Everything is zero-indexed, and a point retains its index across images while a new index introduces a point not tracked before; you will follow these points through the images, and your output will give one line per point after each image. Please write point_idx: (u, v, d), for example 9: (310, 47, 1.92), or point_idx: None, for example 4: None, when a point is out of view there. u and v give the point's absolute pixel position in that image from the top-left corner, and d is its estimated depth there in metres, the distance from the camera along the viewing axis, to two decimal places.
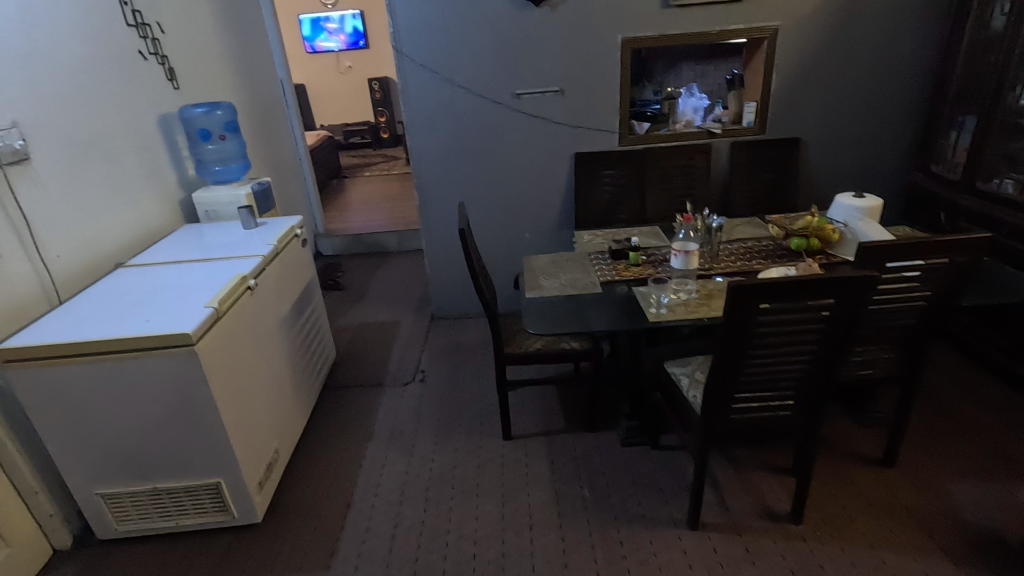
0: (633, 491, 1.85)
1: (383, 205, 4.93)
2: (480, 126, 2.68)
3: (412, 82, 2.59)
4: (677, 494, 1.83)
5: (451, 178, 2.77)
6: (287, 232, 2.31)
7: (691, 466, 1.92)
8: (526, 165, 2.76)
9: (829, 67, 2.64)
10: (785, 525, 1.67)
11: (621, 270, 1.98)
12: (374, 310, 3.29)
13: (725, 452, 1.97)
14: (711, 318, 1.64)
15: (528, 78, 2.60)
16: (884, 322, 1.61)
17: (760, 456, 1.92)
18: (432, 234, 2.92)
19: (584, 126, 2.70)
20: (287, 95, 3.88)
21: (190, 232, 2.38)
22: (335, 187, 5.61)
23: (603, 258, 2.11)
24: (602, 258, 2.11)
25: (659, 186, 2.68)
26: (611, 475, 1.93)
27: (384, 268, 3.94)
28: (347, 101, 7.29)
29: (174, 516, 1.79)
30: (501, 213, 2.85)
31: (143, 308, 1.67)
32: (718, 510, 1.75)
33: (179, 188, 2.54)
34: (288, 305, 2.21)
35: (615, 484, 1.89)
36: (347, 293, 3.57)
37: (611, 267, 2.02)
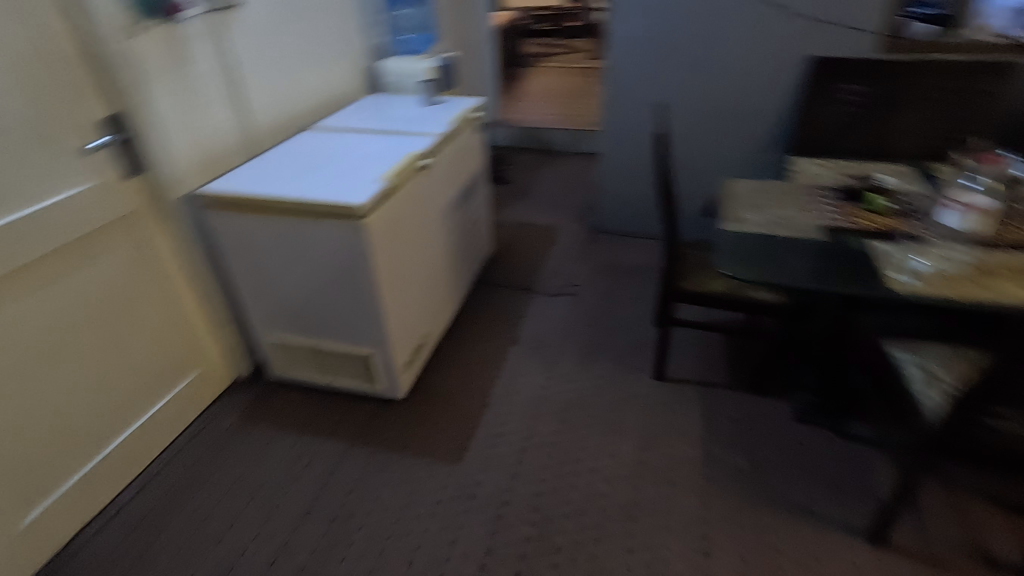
0: (801, 478, 1.58)
1: (559, 100, 4.62)
2: (697, 12, 2.22)
3: None
4: (859, 497, 1.51)
5: (648, 73, 2.39)
6: (464, 115, 2.17)
7: (883, 469, 1.58)
8: (744, 67, 2.27)
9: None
10: None
11: (854, 216, 1.55)
12: (533, 211, 3.15)
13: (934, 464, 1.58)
14: (987, 303, 1.20)
15: None
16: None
17: (986, 483, 1.51)
18: (612, 137, 2.60)
19: (835, 22, 2.11)
20: None
21: (373, 102, 2.35)
22: (513, 75, 5.38)
23: (830, 196, 1.68)
24: (829, 197, 1.67)
25: (922, 113, 2.05)
26: (776, 452, 1.65)
27: (550, 168, 3.73)
28: None
29: (330, 375, 1.90)
30: (698, 123, 2.43)
31: (322, 172, 1.66)
32: (912, 532, 1.42)
33: (368, 55, 2.49)
34: (455, 192, 2.12)
35: (779, 463, 1.62)
36: (509, 188, 3.46)
37: (840, 210, 1.59)
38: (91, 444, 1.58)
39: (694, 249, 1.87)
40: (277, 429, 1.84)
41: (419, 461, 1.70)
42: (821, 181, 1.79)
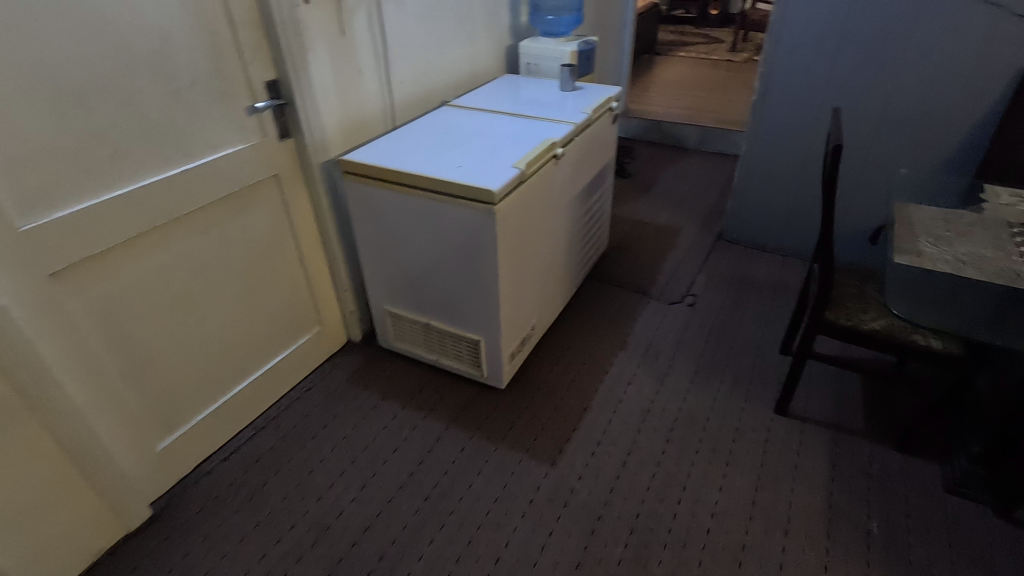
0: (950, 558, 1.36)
1: (693, 92, 4.35)
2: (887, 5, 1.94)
3: None
4: None
5: (814, 71, 2.15)
6: (602, 103, 2.07)
7: None
8: (935, 73, 1.97)
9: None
10: None
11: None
12: (655, 209, 2.99)
13: None
14: None
15: None
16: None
17: None
18: (757, 140, 2.39)
19: None
20: None
21: (509, 83, 2.31)
22: (645, 62, 5.14)
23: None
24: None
25: None
26: (919, 522, 1.43)
27: (676, 164, 3.53)
28: None
29: (436, 352, 1.91)
30: (865, 132, 2.16)
31: (458, 152, 1.65)
32: None
33: (510, 33, 2.45)
34: (583, 184, 2.04)
35: (922, 535, 1.41)
36: (631, 182, 3.31)
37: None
38: (224, 384, 1.70)
39: (847, 276, 1.66)
40: (382, 396, 1.90)
41: (515, 454, 1.67)
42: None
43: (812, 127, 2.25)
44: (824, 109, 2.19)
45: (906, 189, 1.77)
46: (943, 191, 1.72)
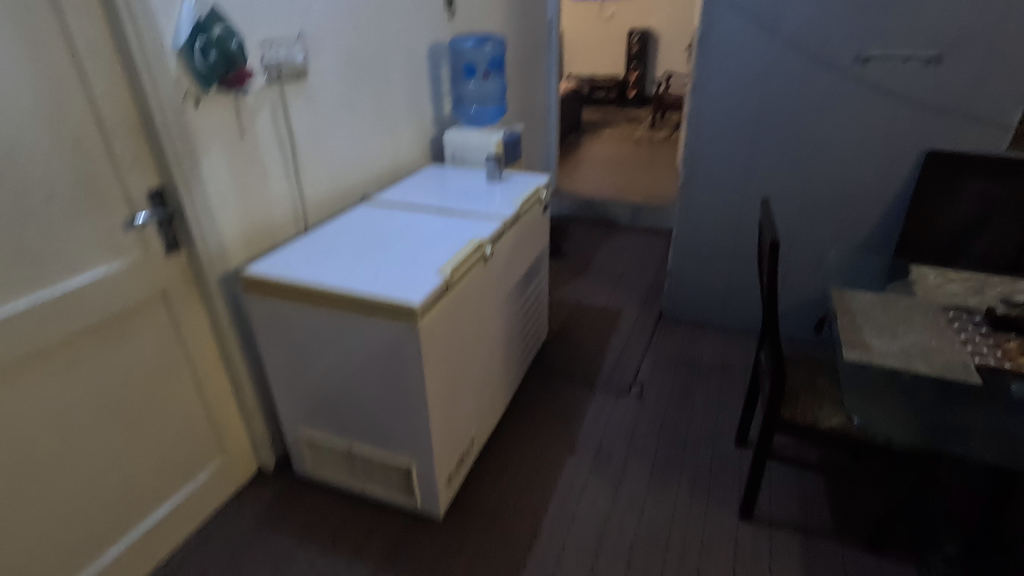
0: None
1: (620, 170, 4.48)
2: (795, 95, 2.03)
3: (719, 29, 2.03)
4: None
5: (734, 156, 2.19)
6: (531, 194, 2.00)
7: None
8: (846, 156, 2.05)
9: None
10: None
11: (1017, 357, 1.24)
12: (593, 290, 2.92)
13: None
14: None
15: (889, 35, 1.86)
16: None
17: None
18: (688, 222, 2.39)
19: (959, 114, 1.87)
20: (553, 39, 3.54)
21: (435, 174, 2.22)
22: (572, 142, 5.31)
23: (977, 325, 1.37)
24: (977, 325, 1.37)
25: None
26: None
27: (610, 242, 3.53)
28: (601, 52, 6.88)
29: (362, 479, 1.67)
30: (789, 212, 2.20)
31: (376, 258, 1.50)
32: None
33: (434, 124, 2.39)
34: (517, 278, 1.92)
35: None
36: (567, 262, 3.25)
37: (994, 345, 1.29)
38: (91, 550, 1.38)
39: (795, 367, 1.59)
40: (298, 538, 1.61)
41: None
42: (957, 297, 1.50)
43: (738, 209, 2.28)
44: (748, 192, 2.23)
45: (840, 272, 1.77)
46: (874, 272, 1.72)
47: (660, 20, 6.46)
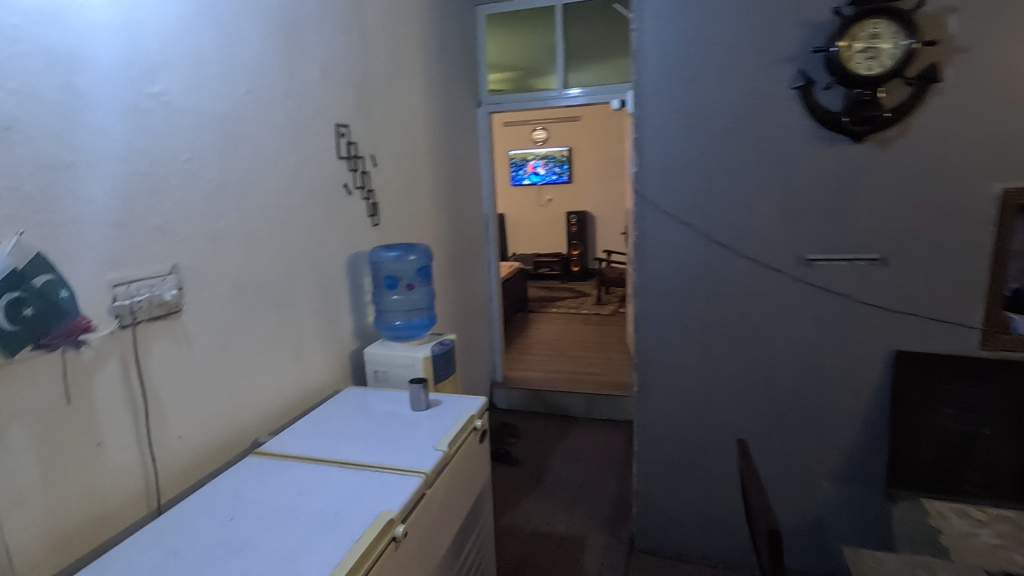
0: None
1: (570, 352, 4.28)
2: (742, 298, 1.89)
3: (653, 234, 1.93)
4: None
5: (688, 362, 1.98)
6: (464, 424, 1.65)
7: None
8: (809, 358, 1.86)
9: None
10: None
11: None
12: (550, 511, 2.47)
13: None
14: None
15: (828, 238, 1.78)
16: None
17: None
18: (648, 435, 2.08)
19: (916, 314, 1.75)
20: (489, 232, 3.53)
21: (350, 401, 1.88)
22: (519, 323, 5.18)
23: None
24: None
25: None
26: None
27: (566, 440, 3.15)
28: (542, 232, 7.19)
29: None
30: (760, 420, 1.95)
31: (235, 567, 1.07)
32: None
33: (354, 338, 2.11)
34: (446, 543, 1.49)
35: None
36: (518, 472, 2.82)
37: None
38: None
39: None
40: None
41: None
42: (1001, 557, 1.18)
43: (701, 418, 2.00)
44: (711, 399, 1.98)
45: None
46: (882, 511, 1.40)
47: (594, 203, 6.90)
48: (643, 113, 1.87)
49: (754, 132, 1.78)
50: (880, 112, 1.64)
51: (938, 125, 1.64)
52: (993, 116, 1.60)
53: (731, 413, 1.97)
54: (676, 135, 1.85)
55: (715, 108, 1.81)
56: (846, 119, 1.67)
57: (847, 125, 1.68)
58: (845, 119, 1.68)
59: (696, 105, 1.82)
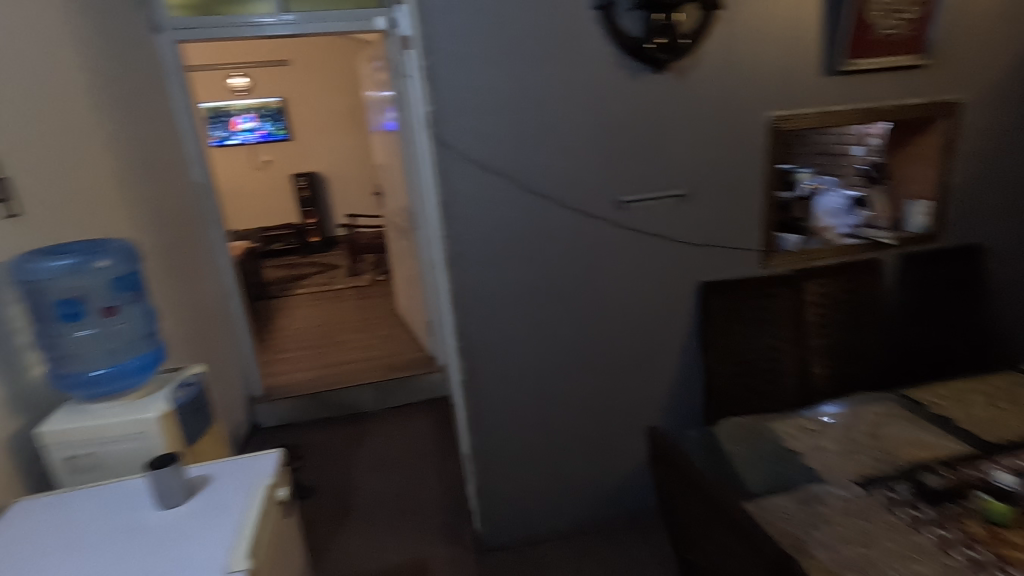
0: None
1: (338, 337, 3.70)
2: (567, 253, 1.69)
3: (463, 189, 1.56)
4: None
5: (519, 335, 1.72)
6: (263, 509, 1.07)
7: None
8: (633, 307, 1.79)
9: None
10: None
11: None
12: (371, 542, 2.03)
13: None
14: None
15: (640, 177, 1.68)
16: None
17: None
18: (483, 426, 1.78)
19: (717, 245, 1.79)
20: (211, 207, 2.64)
21: (31, 522, 1.08)
22: (262, 314, 4.28)
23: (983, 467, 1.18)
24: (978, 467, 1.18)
25: (817, 325, 1.87)
26: None
27: (364, 444, 2.66)
28: (265, 200, 6.06)
29: None
30: (593, 379, 1.83)
31: None
32: None
33: (13, 415, 1.24)
34: None
35: None
36: (316, 504, 2.26)
37: (998, 528, 1.02)
38: None
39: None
40: None
41: None
42: (856, 465, 1.26)
43: (538, 392, 1.79)
44: (546, 370, 1.78)
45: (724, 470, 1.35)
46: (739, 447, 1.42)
47: (325, 162, 6.08)
48: (434, 32, 1.44)
49: (562, 59, 1.53)
50: (681, 38, 1.54)
51: (722, 53, 1.63)
52: (761, 45, 1.64)
53: (567, 378, 1.80)
54: (476, 62, 1.48)
55: (519, 31, 1.49)
56: (653, 47, 1.54)
57: (654, 53, 1.54)
58: (650, 46, 1.54)
59: (495, 24, 1.47)
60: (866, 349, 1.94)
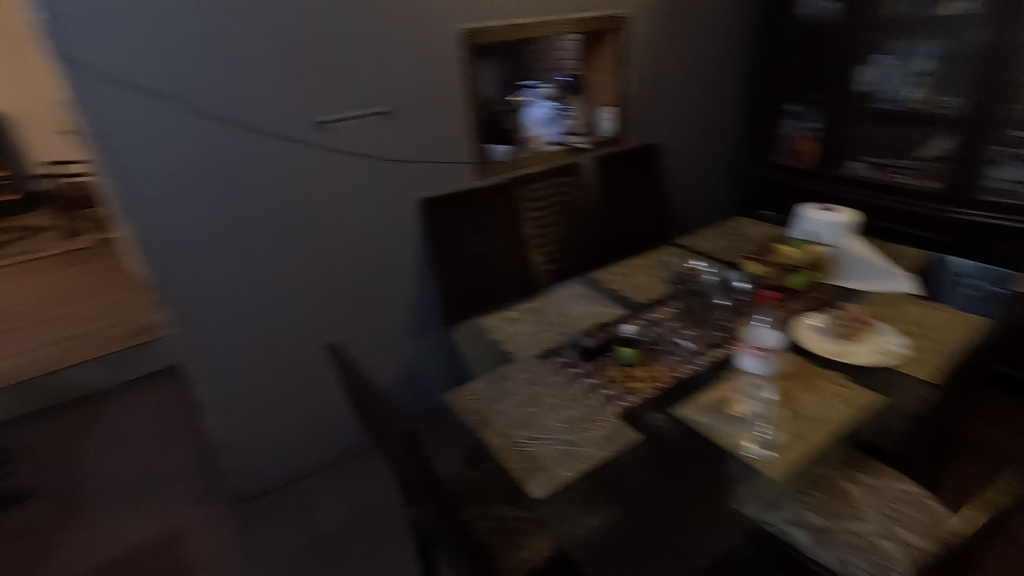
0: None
1: (56, 312, 3.07)
2: (269, 181, 1.61)
3: (116, 116, 1.38)
4: None
5: (230, 275, 1.63)
6: None
7: None
8: (353, 229, 1.80)
9: (686, 60, 2.36)
10: None
11: (714, 348, 1.33)
12: (111, 526, 1.84)
13: None
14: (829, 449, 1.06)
15: (333, 94, 1.65)
16: (975, 349, 1.28)
17: None
18: (211, 375, 1.69)
19: (427, 159, 1.88)
20: None
21: None
22: None
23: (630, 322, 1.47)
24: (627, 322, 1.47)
25: (535, 226, 2.10)
26: None
27: (99, 425, 2.33)
28: None
29: None
30: (327, 308, 1.83)
31: None
32: None
33: None
34: None
35: None
36: (37, 504, 1.95)
37: (627, 367, 1.30)
38: None
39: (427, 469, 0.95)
40: None
41: None
42: (541, 341, 1.48)
43: (268, 330, 1.74)
44: (271, 305, 1.72)
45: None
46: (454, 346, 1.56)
47: None
48: None
49: None
50: None
51: None
52: None
53: (297, 310, 1.77)
54: None
55: None
56: None
57: None
58: None
59: None
60: (581, 242, 2.21)
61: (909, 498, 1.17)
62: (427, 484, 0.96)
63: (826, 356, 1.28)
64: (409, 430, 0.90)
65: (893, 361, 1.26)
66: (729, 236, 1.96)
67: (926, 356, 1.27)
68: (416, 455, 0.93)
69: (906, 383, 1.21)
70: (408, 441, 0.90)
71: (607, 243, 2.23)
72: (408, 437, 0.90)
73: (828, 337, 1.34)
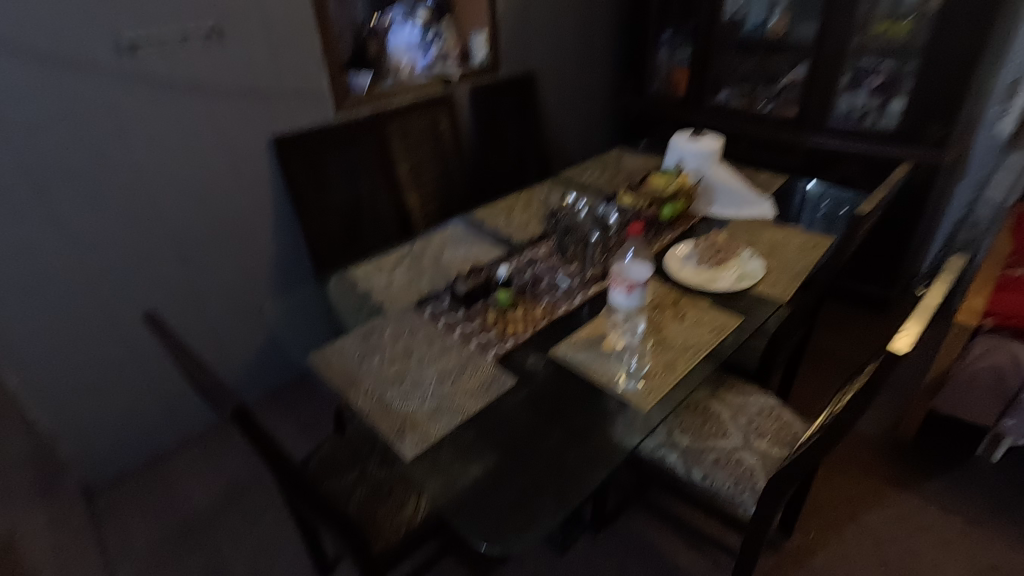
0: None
1: None
2: (66, 124, 1.35)
3: None
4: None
5: (29, 235, 1.36)
6: None
7: (643, 530, 1.47)
8: (188, 176, 1.57)
9: None
10: (781, 544, 1.42)
11: (592, 284, 1.32)
12: None
13: (661, 495, 1.54)
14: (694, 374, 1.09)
15: (139, 10, 1.36)
16: (822, 267, 1.36)
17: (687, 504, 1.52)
18: (24, 353, 1.44)
19: (275, 91, 1.64)
20: None
21: None
22: None
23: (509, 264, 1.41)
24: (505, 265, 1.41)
25: (408, 165, 1.94)
26: None
27: None
28: None
29: None
30: (167, 267, 1.61)
31: None
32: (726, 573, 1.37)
33: None
34: None
35: None
36: None
37: (505, 312, 1.25)
38: None
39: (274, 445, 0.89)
40: None
41: None
42: (412, 289, 1.39)
43: (95, 299, 1.52)
44: (92, 268, 1.48)
45: (302, 326, 1.35)
46: (319, 301, 1.43)
47: None
48: None
49: None
50: None
51: None
52: None
53: (129, 272, 1.55)
54: None
55: None
56: None
57: None
58: None
59: None
60: (460, 182, 2.10)
61: (767, 411, 1.23)
62: (271, 459, 0.87)
63: (694, 285, 1.31)
64: (239, 407, 0.83)
65: (752, 284, 1.31)
66: (607, 169, 1.94)
67: (780, 277, 1.34)
68: (251, 428, 0.84)
69: (762, 305, 1.26)
70: (239, 419, 0.83)
71: (484, 185, 2.18)
72: (238, 415, 0.82)
73: (693, 265, 1.37)
